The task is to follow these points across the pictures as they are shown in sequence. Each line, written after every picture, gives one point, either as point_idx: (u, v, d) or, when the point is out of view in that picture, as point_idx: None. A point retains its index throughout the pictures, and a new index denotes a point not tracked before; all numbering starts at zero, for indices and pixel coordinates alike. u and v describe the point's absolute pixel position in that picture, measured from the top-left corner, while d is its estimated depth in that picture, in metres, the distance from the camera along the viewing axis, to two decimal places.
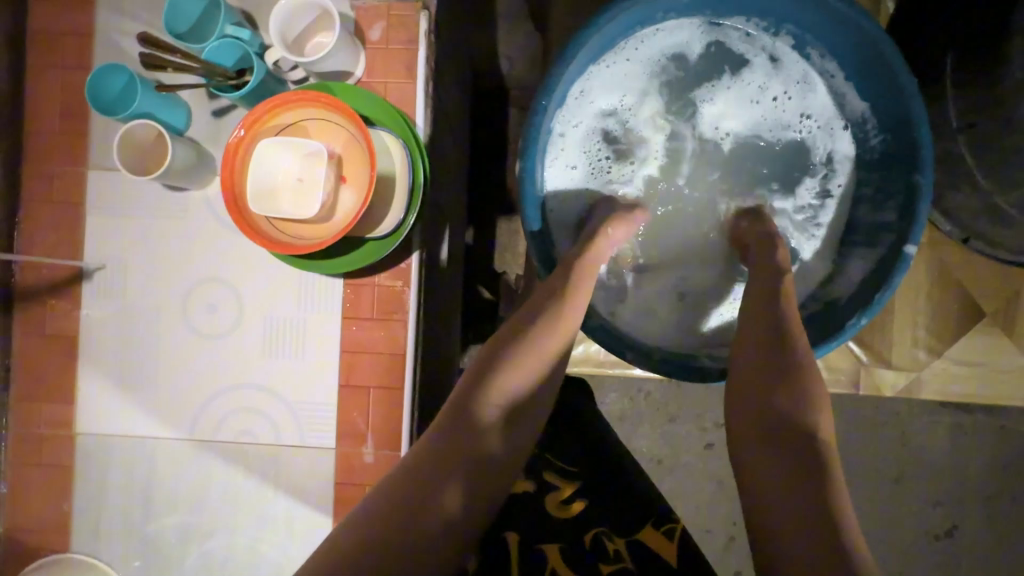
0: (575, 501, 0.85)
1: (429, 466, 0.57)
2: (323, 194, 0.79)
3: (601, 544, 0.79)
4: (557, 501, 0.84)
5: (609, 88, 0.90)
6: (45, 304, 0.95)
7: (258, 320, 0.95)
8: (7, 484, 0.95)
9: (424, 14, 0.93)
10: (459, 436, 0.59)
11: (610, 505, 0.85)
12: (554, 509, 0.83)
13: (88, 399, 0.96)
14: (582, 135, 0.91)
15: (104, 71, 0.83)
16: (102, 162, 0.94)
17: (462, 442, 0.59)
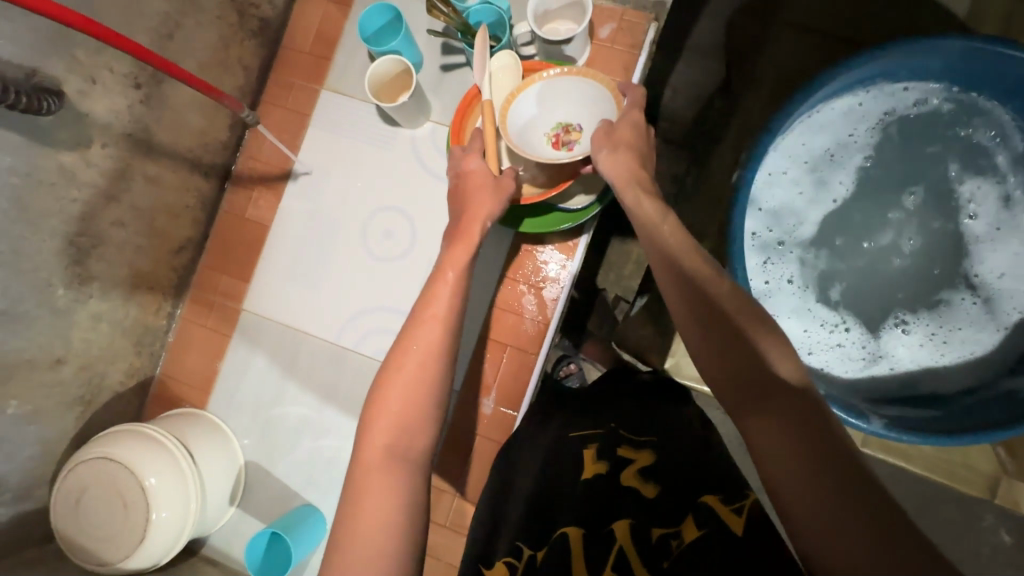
0: (650, 478, 0.72)
1: (358, 471, 0.59)
2: (525, 169, 0.87)
3: (666, 544, 0.64)
4: (633, 475, 0.72)
5: (834, 123, 0.86)
6: (252, 191, 1.07)
7: (425, 255, 1.02)
8: (174, 335, 1.07)
9: (653, 25, 0.99)
10: (382, 434, 0.60)
11: (691, 486, 0.69)
12: (630, 484, 0.71)
13: (260, 281, 1.06)
14: (790, 179, 0.88)
15: (389, 7, 0.94)
16: (336, 85, 1.07)
17: (383, 444, 0.60)
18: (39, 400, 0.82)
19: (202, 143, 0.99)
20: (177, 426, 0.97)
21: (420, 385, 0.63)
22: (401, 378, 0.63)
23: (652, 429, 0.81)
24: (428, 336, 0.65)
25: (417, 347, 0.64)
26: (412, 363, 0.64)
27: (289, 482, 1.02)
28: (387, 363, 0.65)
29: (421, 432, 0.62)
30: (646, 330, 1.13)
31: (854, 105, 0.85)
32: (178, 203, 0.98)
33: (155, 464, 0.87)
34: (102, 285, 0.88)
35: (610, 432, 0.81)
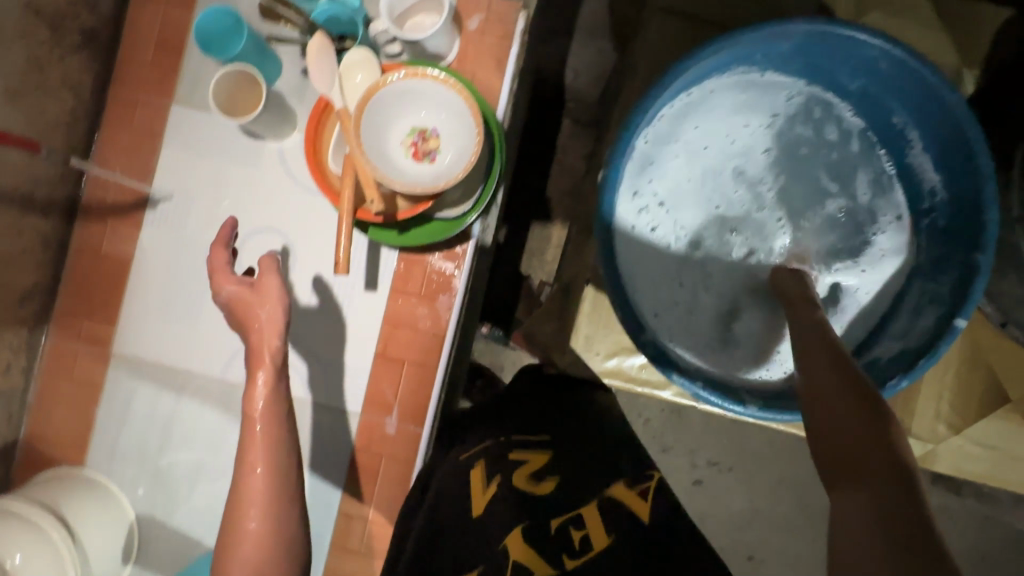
0: (546, 476, 0.79)
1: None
2: None
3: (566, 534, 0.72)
4: (528, 477, 0.78)
5: (693, 117, 0.89)
6: (106, 224, 0.97)
7: (308, 275, 0.96)
8: (36, 391, 0.97)
9: (522, 15, 0.96)
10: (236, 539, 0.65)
11: (583, 485, 0.78)
12: (526, 487, 0.77)
13: (129, 322, 0.97)
14: (675, 166, 0.91)
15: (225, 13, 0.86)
16: (187, 99, 0.97)
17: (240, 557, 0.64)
18: None
19: (31, 177, 0.88)
20: (49, 491, 0.88)
21: (277, 495, 0.68)
22: (261, 493, 0.67)
23: (548, 425, 0.88)
24: (273, 449, 0.69)
25: (263, 464, 0.68)
26: (265, 475, 0.68)
27: (189, 530, 0.96)
28: (236, 478, 0.68)
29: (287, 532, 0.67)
30: (551, 323, 1.11)
31: (709, 98, 0.89)
32: (12, 248, 0.87)
33: (20, 539, 0.79)
34: None
35: (498, 445, 0.85)
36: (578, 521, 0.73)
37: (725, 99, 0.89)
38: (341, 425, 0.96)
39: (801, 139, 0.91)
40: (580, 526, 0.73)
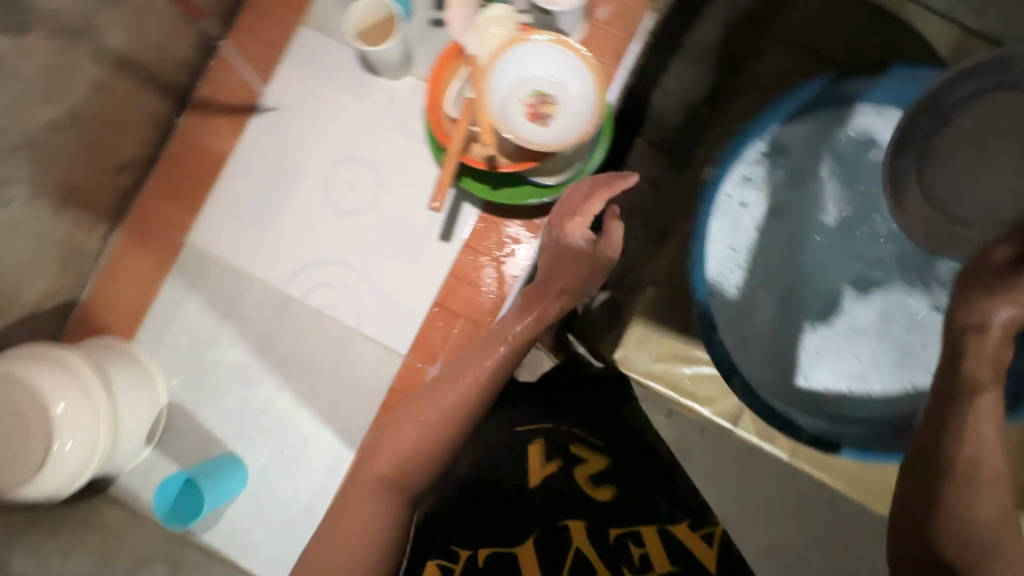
0: (603, 485, 0.87)
1: (326, 527, 0.68)
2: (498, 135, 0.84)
3: (624, 544, 0.83)
4: (587, 477, 0.87)
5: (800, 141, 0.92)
6: (211, 119, 1.01)
7: (389, 212, 0.99)
8: (107, 260, 1.00)
9: (650, 15, 0.98)
10: (358, 505, 0.68)
11: (642, 496, 0.88)
12: (583, 485, 0.86)
13: (209, 216, 1.00)
14: (776, 181, 0.93)
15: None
16: (317, 23, 1.01)
17: (353, 517, 0.67)
18: None
19: (161, 58, 0.92)
20: (101, 357, 0.91)
21: (402, 463, 0.69)
22: (383, 464, 0.69)
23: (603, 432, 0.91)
24: (421, 431, 0.69)
25: (402, 441, 0.69)
26: (391, 456, 0.69)
27: (214, 429, 0.98)
28: (375, 445, 0.72)
29: (395, 503, 0.68)
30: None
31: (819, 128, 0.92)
32: (126, 119, 0.91)
33: (68, 393, 0.81)
34: (25, 194, 0.80)
35: (555, 430, 0.89)
36: (638, 538, 0.84)
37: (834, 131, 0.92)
38: (383, 363, 0.97)
39: None
40: (639, 544, 0.83)
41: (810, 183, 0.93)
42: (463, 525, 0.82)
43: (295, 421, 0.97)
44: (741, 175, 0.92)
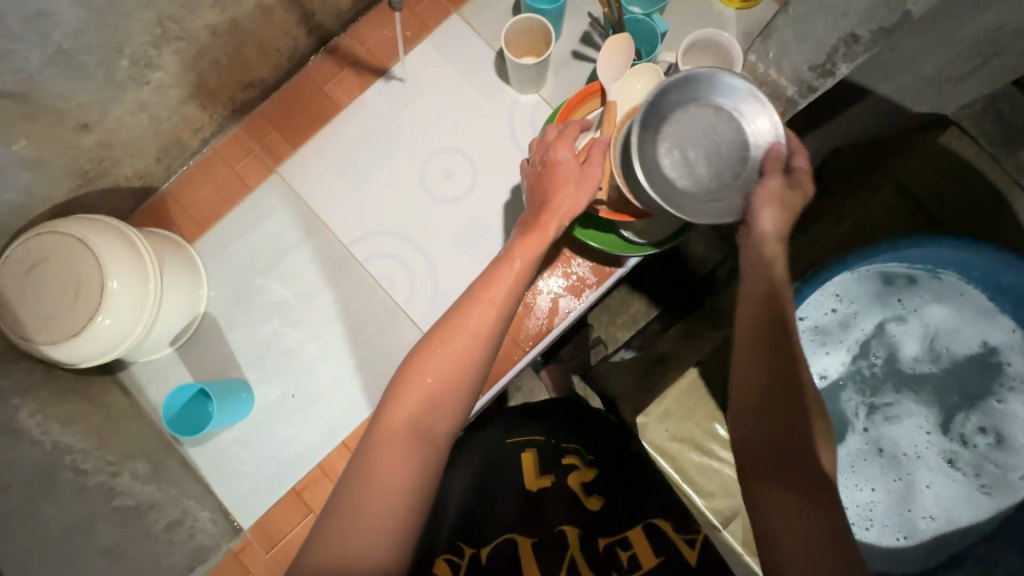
0: (595, 494, 0.86)
1: (372, 454, 0.58)
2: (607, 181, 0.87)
3: (613, 551, 0.77)
4: (580, 483, 0.87)
5: (883, 281, 0.93)
6: (341, 69, 1.04)
7: (471, 211, 1.01)
8: (198, 161, 1.02)
9: None
10: (405, 423, 0.60)
11: (632, 510, 0.84)
12: (577, 490, 0.86)
13: (306, 155, 1.03)
14: (851, 307, 0.95)
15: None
16: (469, 19, 1.05)
17: (403, 441, 0.58)
18: (46, 152, 0.78)
19: (323, 1, 0.95)
20: (160, 248, 0.92)
21: (449, 373, 0.63)
22: (429, 375, 0.62)
23: (596, 447, 0.94)
24: (463, 336, 0.65)
25: (447, 347, 0.64)
26: (438, 366, 0.63)
27: (237, 352, 0.99)
28: (410, 360, 0.64)
29: (446, 414, 0.62)
30: (629, 380, 1.12)
31: (908, 276, 0.92)
32: (270, 43, 0.94)
33: (123, 270, 0.83)
34: (161, 79, 0.84)
35: (551, 442, 0.93)
36: (625, 542, 0.78)
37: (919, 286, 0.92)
38: None
39: (963, 355, 0.93)
40: (627, 547, 0.77)
41: (881, 322, 0.95)
42: (477, 527, 0.80)
43: (314, 373, 0.99)
44: (823, 294, 0.93)
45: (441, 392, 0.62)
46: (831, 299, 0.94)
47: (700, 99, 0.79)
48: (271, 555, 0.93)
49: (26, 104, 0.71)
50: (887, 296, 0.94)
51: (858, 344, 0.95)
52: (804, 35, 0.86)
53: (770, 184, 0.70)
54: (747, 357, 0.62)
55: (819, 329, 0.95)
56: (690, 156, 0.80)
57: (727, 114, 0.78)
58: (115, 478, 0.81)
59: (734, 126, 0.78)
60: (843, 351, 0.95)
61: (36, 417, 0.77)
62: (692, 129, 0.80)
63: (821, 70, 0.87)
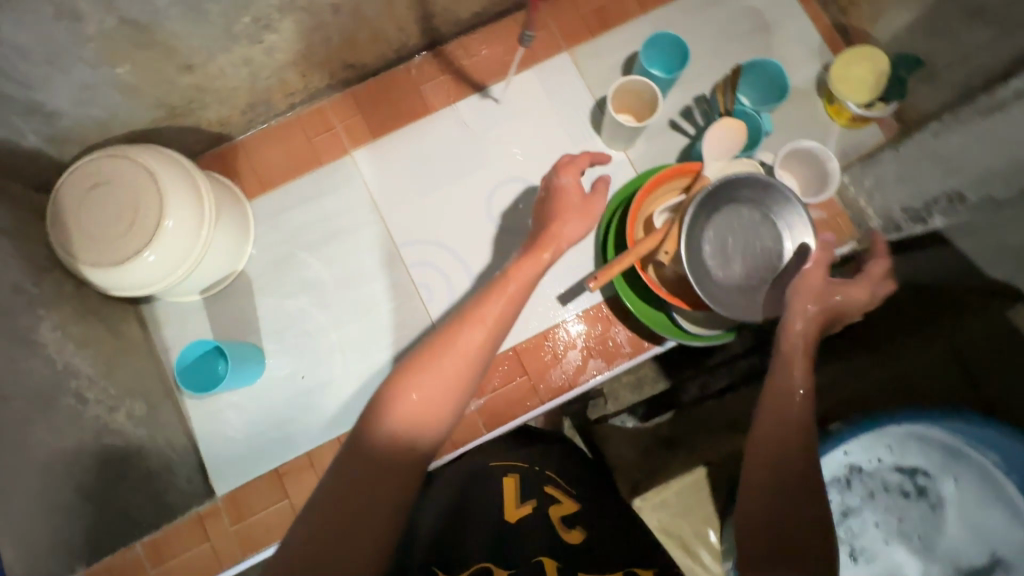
0: (577, 527, 0.70)
1: (354, 474, 0.53)
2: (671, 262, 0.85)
3: None
4: (561, 518, 0.70)
5: (925, 451, 0.83)
6: (443, 74, 1.04)
7: (527, 246, 1.00)
8: (278, 122, 1.01)
9: (850, 244, 0.97)
10: (387, 442, 0.55)
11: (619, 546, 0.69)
12: (558, 527, 0.69)
13: (385, 148, 1.03)
14: (879, 469, 0.86)
15: (687, 49, 0.94)
16: (577, 62, 1.05)
17: (383, 461, 0.54)
18: (143, 83, 0.78)
19: (446, 7, 0.95)
20: (221, 196, 0.92)
21: (437, 391, 0.58)
22: (417, 393, 0.58)
23: (578, 480, 0.79)
24: (455, 360, 0.60)
25: (439, 367, 0.59)
26: (427, 385, 0.58)
27: (260, 317, 0.98)
28: (392, 376, 0.59)
29: (431, 434, 0.58)
30: (631, 453, 1.03)
31: (954, 457, 0.80)
32: (384, 33, 0.94)
33: (180, 215, 0.82)
34: (273, 41, 0.83)
35: (530, 471, 0.77)
36: None
37: (968, 469, 0.80)
38: None
39: None
40: None
41: (922, 491, 0.85)
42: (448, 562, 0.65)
43: (330, 360, 0.98)
44: (851, 450, 0.85)
45: (426, 408, 0.58)
46: (863, 456, 0.86)
47: (745, 199, 0.81)
48: (235, 528, 0.92)
49: (142, 35, 0.71)
50: (925, 467, 0.84)
51: (881, 504, 0.88)
52: (906, 176, 0.88)
53: (812, 275, 0.71)
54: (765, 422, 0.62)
55: (840, 485, 0.87)
56: (731, 250, 0.80)
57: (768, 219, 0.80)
58: (112, 413, 0.80)
59: (775, 231, 0.80)
60: (865, 512, 0.88)
61: (55, 333, 0.77)
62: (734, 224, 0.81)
63: (912, 216, 0.87)
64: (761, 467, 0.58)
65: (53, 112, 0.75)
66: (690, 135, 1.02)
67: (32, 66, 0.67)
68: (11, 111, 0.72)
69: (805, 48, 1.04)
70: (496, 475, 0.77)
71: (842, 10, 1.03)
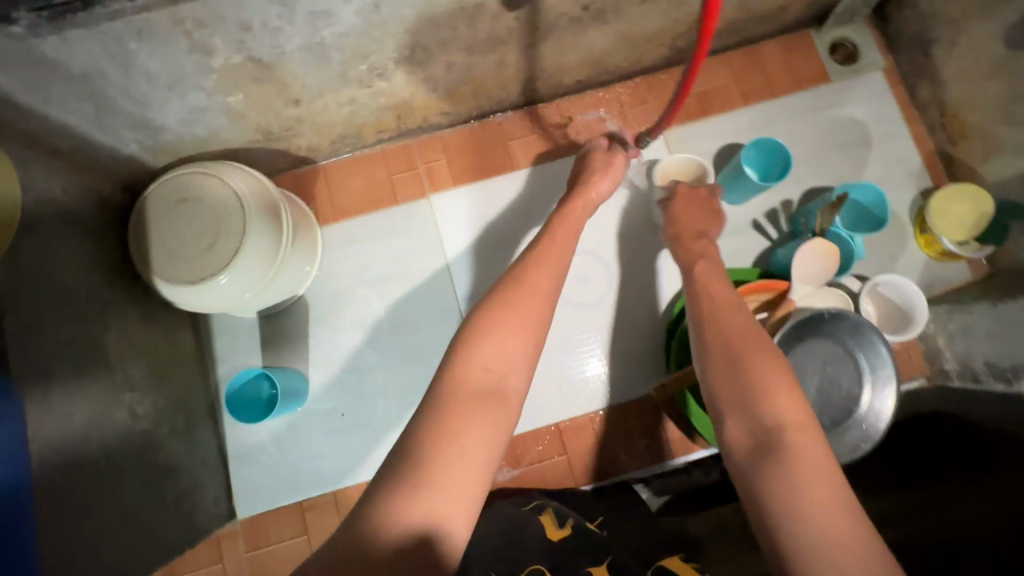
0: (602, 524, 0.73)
1: (452, 407, 0.49)
2: None
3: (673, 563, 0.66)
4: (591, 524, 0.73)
5: None
6: (534, 133, 1.03)
7: (586, 323, 1.00)
8: (364, 154, 1.01)
9: (919, 382, 0.96)
10: (480, 382, 0.52)
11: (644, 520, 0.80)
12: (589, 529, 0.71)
13: (463, 197, 1.02)
14: None
15: (791, 159, 0.92)
16: (670, 144, 1.03)
17: (480, 395, 0.50)
18: (251, 110, 0.78)
19: (553, 73, 0.94)
20: (296, 221, 0.91)
21: (521, 337, 0.56)
22: (505, 340, 0.55)
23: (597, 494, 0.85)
24: (532, 307, 0.58)
25: (522, 314, 0.57)
26: (513, 334, 0.55)
27: (311, 347, 0.97)
28: (473, 326, 0.56)
29: (521, 380, 0.55)
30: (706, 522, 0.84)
31: None
32: (486, 89, 0.93)
33: (258, 240, 0.81)
34: (381, 87, 0.83)
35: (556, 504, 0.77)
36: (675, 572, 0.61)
37: None
38: None
39: None
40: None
41: None
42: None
43: (371, 402, 0.96)
44: None
45: (504, 366, 0.54)
46: None
47: (840, 334, 0.79)
48: (247, 556, 0.92)
49: (262, 72, 0.71)
50: None
51: None
52: (998, 333, 0.84)
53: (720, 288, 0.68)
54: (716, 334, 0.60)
55: None
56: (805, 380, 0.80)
57: (849, 356, 0.79)
58: (157, 429, 0.80)
59: (856, 374, 0.79)
60: None
61: (118, 343, 0.77)
62: (816, 355, 0.80)
63: (994, 372, 0.83)
64: (721, 357, 0.57)
65: (158, 127, 0.76)
66: (772, 239, 1.00)
67: (153, 89, 0.68)
68: (118, 123, 0.73)
69: (900, 171, 1.02)
70: (530, 516, 0.74)
71: (951, 141, 0.99)
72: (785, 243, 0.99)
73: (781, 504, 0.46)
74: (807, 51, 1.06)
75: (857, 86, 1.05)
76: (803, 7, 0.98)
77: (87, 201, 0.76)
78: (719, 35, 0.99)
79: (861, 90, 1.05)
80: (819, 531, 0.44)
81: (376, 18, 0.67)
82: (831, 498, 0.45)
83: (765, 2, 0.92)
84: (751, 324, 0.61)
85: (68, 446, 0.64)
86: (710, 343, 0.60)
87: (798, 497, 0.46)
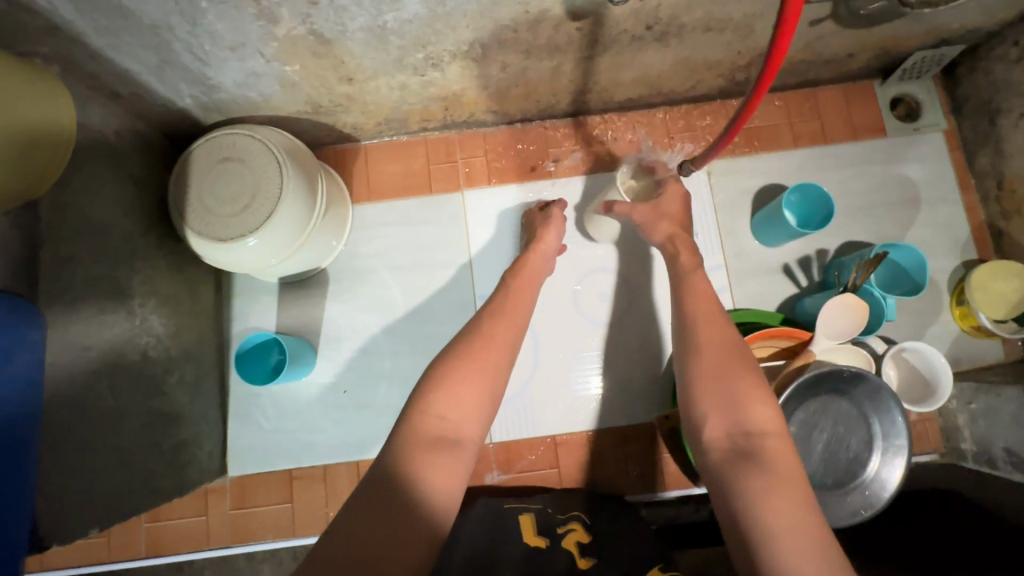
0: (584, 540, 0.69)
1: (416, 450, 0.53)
2: None
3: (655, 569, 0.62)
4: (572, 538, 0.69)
5: None
6: (577, 144, 1.02)
7: (599, 341, 0.99)
8: (406, 140, 1.03)
9: (933, 455, 0.93)
10: (434, 434, 0.55)
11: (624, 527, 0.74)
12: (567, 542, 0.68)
13: (494, 197, 1.02)
14: None
15: (834, 209, 0.90)
16: (712, 176, 1.02)
17: (432, 450, 0.53)
18: (305, 82, 0.79)
19: (605, 89, 0.94)
20: (331, 193, 0.92)
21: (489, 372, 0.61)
22: (465, 388, 0.59)
23: (592, 511, 0.81)
24: (489, 362, 0.62)
25: (481, 366, 0.61)
26: (465, 390, 0.59)
27: (324, 320, 0.98)
28: (429, 382, 0.59)
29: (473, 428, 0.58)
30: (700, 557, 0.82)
31: None
32: (536, 95, 0.93)
33: (292, 203, 0.81)
34: (434, 77, 0.83)
35: (550, 515, 0.77)
36: None
37: None
38: None
39: None
40: None
41: None
42: None
43: (375, 383, 0.97)
44: None
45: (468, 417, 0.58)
46: None
47: (856, 395, 0.78)
48: (233, 514, 0.94)
49: (322, 47, 0.72)
50: None
51: None
52: None
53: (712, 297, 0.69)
54: (692, 336, 0.64)
55: None
56: (814, 438, 0.79)
57: (860, 419, 0.78)
58: (166, 377, 0.81)
59: (868, 438, 0.78)
60: None
61: (142, 287, 0.78)
62: (829, 413, 0.79)
63: (1013, 461, 0.82)
64: (701, 356, 0.61)
65: (214, 86, 0.78)
66: (800, 286, 0.98)
67: (215, 49, 0.70)
68: (178, 77, 0.76)
69: (945, 238, 0.99)
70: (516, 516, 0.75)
71: (1004, 215, 0.96)
72: (813, 292, 0.97)
73: (745, 497, 0.49)
74: (867, 101, 1.03)
75: (913, 144, 1.02)
76: (870, 58, 0.96)
77: (135, 147, 0.79)
78: (780, 73, 0.97)
79: (917, 150, 1.02)
80: (780, 528, 0.46)
81: (440, 9, 0.68)
82: (790, 497, 0.48)
83: (832, 47, 0.91)
84: (720, 329, 0.64)
85: (82, 380, 0.66)
86: (688, 347, 0.64)
87: (763, 495, 0.49)
